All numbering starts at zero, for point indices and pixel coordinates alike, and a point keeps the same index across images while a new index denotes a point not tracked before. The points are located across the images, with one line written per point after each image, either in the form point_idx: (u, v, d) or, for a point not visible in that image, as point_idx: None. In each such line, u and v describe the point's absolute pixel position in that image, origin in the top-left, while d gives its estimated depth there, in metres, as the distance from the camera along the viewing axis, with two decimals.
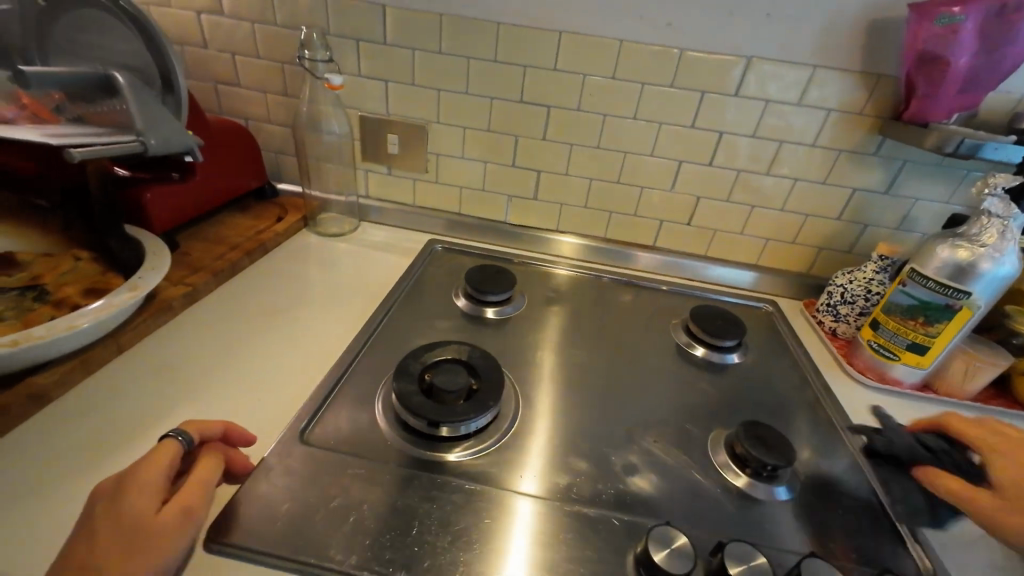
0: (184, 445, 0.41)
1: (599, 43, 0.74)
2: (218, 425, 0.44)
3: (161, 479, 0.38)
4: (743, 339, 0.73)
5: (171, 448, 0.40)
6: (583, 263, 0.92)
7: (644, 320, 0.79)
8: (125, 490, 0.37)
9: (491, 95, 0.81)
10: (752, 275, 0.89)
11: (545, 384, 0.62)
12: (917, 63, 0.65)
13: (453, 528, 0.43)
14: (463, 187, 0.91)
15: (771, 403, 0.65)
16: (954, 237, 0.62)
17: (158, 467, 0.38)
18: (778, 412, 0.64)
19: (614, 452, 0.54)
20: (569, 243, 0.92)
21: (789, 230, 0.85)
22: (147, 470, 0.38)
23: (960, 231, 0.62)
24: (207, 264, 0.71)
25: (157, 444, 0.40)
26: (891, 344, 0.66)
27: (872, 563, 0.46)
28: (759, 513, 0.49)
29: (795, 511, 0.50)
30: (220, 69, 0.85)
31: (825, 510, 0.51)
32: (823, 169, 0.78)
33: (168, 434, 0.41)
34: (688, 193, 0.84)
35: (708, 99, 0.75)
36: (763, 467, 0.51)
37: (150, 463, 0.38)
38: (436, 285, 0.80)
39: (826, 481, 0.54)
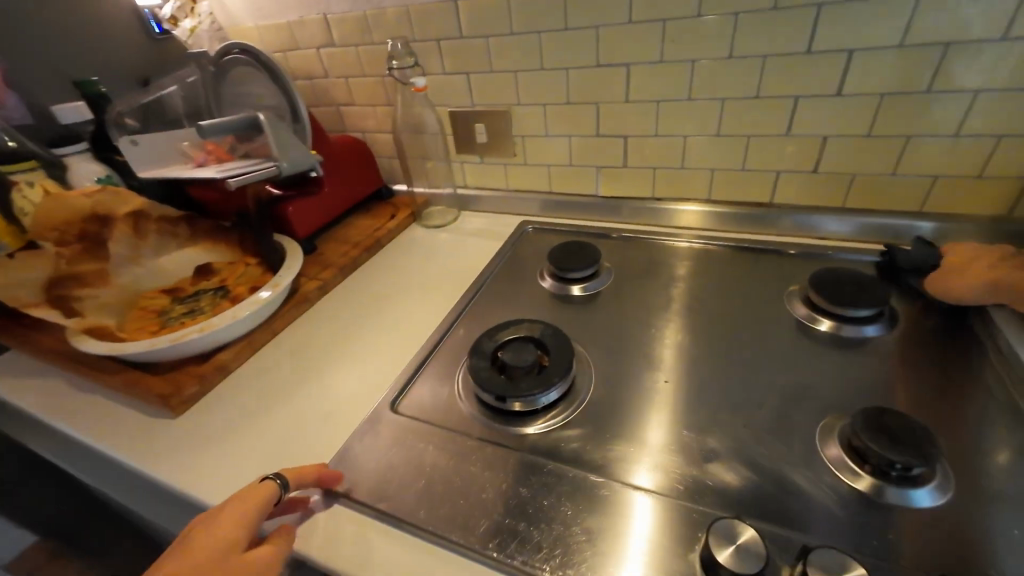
0: (284, 490, 0.44)
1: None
2: (314, 472, 0.47)
3: (256, 518, 0.42)
4: (888, 308, 0.59)
5: (272, 489, 0.44)
6: (710, 232, 0.83)
7: (753, 290, 0.69)
8: (222, 520, 0.41)
9: (566, 66, 0.78)
10: (926, 226, 0.70)
11: (623, 362, 0.60)
12: None
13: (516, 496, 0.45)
14: (550, 165, 0.90)
15: (926, 388, 0.51)
16: None
17: (258, 502, 0.42)
18: (936, 399, 0.50)
19: (694, 436, 0.49)
20: (693, 212, 0.83)
21: (970, 161, 0.64)
22: (250, 504, 0.42)
23: None
24: (335, 262, 0.85)
25: (260, 483, 0.44)
26: None
27: None
28: (879, 521, 0.40)
29: (937, 522, 0.40)
30: (339, 94, 0.99)
31: (997, 528, 0.39)
32: (1023, 69, 0.57)
33: (270, 476, 0.45)
34: (811, 134, 0.69)
35: (828, 12, 0.60)
36: (890, 466, 0.41)
37: (256, 495, 0.43)
38: (524, 266, 0.82)
39: (999, 495, 0.41)
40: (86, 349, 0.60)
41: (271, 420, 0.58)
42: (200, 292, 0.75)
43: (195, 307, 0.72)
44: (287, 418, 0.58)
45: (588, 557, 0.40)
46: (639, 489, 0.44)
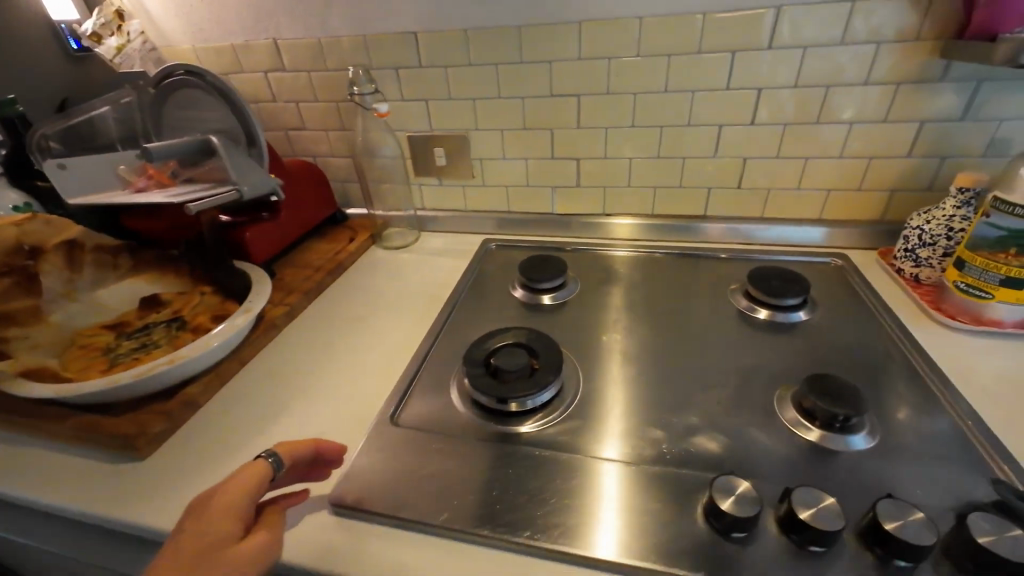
0: (276, 469, 0.44)
1: (620, 22, 0.75)
2: (308, 448, 0.48)
3: (249, 502, 0.41)
4: (808, 295, 0.71)
5: (264, 468, 0.43)
6: (642, 242, 0.93)
7: (700, 289, 0.79)
8: (211, 506, 0.40)
9: (522, 95, 0.85)
10: (823, 231, 0.85)
11: (602, 359, 0.66)
12: None
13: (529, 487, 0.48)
14: (508, 186, 0.96)
15: (845, 358, 0.63)
16: None
17: (250, 484, 0.41)
18: (856, 364, 0.62)
19: (677, 415, 0.56)
20: (625, 224, 0.93)
21: (852, 176, 0.79)
22: (242, 490, 0.41)
23: None
24: (299, 285, 0.82)
25: (250, 464, 0.43)
26: (982, 282, 0.61)
27: (964, 505, 0.44)
28: (832, 463, 0.49)
29: (873, 458, 0.49)
30: (289, 118, 0.97)
31: (915, 456, 0.49)
32: (883, 105, 0.73)
33: (260, 456, 0.44)
34: (733, 156, 0.82)
35: (740, 57, 0.73)
36: (834, 418, 0.50)
37: (246, 477, 0.42)
38: (494, 281, 0.85)
39: (911, 431, 0.52)
40: (30, 393, 0.54)
41: (259, 448, 0.56)
42: (150, 325, 0.69)
43: (148, 341, 0.66)
44: (277, 445, 0.56)
45: (609, 529, 0.44)
46: (606, 460, 0.50)
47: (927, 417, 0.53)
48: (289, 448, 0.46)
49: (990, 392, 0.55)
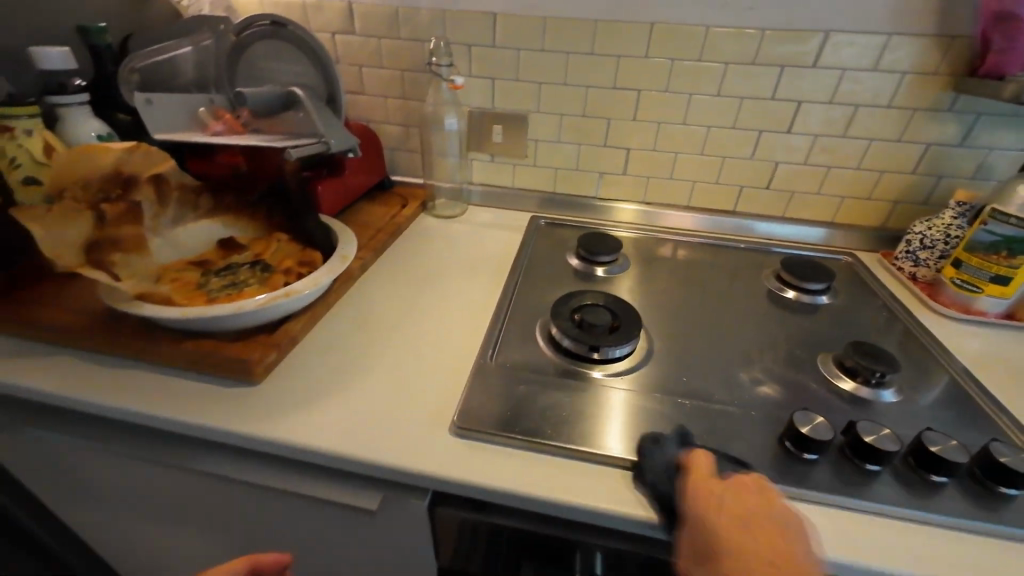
0: None
1: (684, 29, 0.84)
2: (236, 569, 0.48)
3: None
4: (831, 283, 0.82)
5: None
6: (640, 226, 1.02)
7: (735, 274, 0.89)
8: None
9: (587, 84, 0.91)
10: (824, 231, 0.97)
11: (662, 325, 0.74)
12: (993, 23, 0.72)
13: (624, 419, 0.55)
14: (558, 168, 1.02)
15: (865, 336, 0.74)
16: None
17: None
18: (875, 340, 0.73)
19: (737, 372, 0.65)
20: (628, 210, 1.03)
21: (866, 186, 0.92)
22: None
23: None
24: (365, 242, 0.85)
25: None
26: (975, 278, 0.74)
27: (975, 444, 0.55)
28: (869, 411, 0.59)
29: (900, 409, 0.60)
30: (349, 80, 0.99)
31: (933, 409, 0.60)
32: (899, 128, 0.85)
33: None
34: (767, 159, 0.93)
35: (788, 71, 0.84)
36: (872, 374, 0.60)
37: None
38: (548, 253, 0.92)
39: (927, 391, 0.63)
40: (154, 314, 0.55)
41: (367, 382, 0.60)
42: (234, 266, 0.70)
43: (236, 280, 0.67)
44: (384, 380, 0.60)
45: (705, 452, 0.52)
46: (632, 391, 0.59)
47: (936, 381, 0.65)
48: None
49: (981, 366, 0.68)
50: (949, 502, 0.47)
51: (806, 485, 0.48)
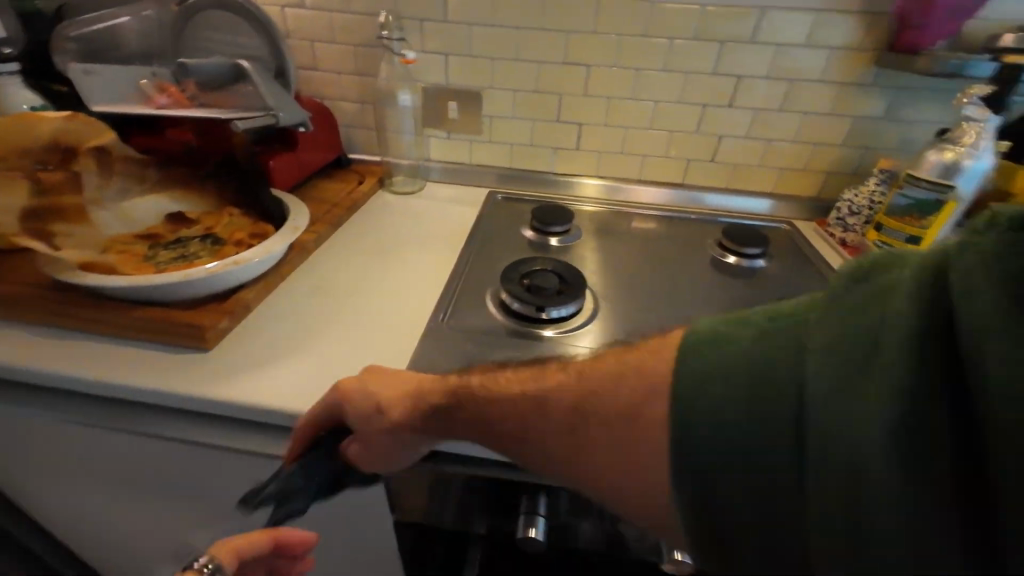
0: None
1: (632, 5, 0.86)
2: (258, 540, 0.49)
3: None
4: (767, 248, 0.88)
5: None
6: (605, 201, 1.05)
7: (682, 243, 0.93)
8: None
9: (538, 60, 0.93)
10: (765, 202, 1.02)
11: (609, 289, 0.78)
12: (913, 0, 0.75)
13: (579, 375, 0.59)
14: (514, 144, 1.04)
15: (796, 296, 0.79)
16: (940, 143, 0.74)
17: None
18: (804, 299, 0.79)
19: (675, 329, 0.69)
20: (591, 184, 1.06)
21: (802, 158, 0.96)
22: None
23: (947, 137, 0.74)
24: (320, 217, 0.86)
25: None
26: (892, 240, 0.80)
27: None
28: None
29: None
30: (301, 55, 0.98)
31: None
32: (832, 101, 0.90)
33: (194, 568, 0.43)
34: (712, 133, 0.96)
35: (727, 47, 0.88)
36: None
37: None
38: (504, 226, 0.94)
39: None
40: (98, 284, 0.55)
41: (318, 346, 0.61)
42: (183, 239, 0.70)
43: (186, 253, 0.67)
44: (336, 344, 0.61)
45: None
46: (575, 348, 0.63)
47: None
48: (238, 549, 0.47)
49: None
50: None
51: None
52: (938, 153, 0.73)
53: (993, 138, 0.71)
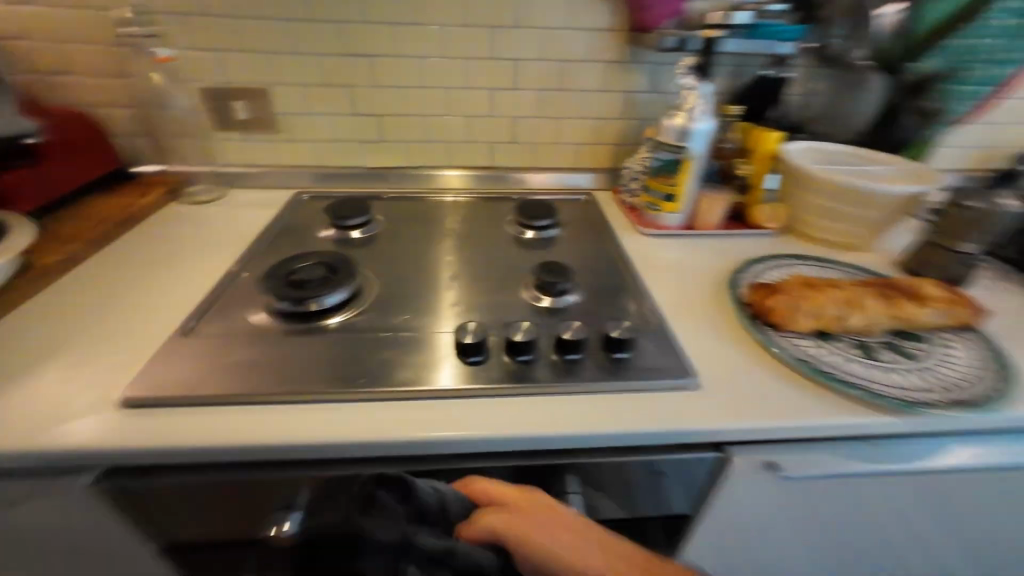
0: None
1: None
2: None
3: None
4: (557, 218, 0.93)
5: None
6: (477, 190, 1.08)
7: (487, 221, 0.96)
8: None
9: (319, 52, 0.92)
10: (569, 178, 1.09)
11: (397, 274, 0.78)
12: None
13: (404, 358, 0.60)
14: (316, 141, 1.01)
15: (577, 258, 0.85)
16: (674, 110, 0.83)
17: None
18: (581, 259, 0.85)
19: (451, 303, 0.71)
20: (456, 175, 1.07)
21: (592, 133, 1.05)
22: None
23: (678, 104, 0.82)
24: (76, 235, 0.78)
25: None
26: (655, 199, 0.89)
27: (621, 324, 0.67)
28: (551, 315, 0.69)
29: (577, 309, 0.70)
30: (44, 59, 0.88)
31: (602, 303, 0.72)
32: (603, 78, 0.98)
33: None
34: (506, 115, 1.02)
35: (498, 31, 0.92)
36: (553, 285, 0.70)
37: None
38: (305, 224, 0.91)
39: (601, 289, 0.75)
40: None
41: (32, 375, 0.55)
42: None
43: None
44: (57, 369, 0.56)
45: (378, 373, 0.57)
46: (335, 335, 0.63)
47: (609, 280, 0.78)
48: None
49: (654, 266, 0.82)
50: (583, 375, 0.58)
51: (472, 383, 0.56)
52: (670, 119, 0.81)
53: (711, 103, 0.80)
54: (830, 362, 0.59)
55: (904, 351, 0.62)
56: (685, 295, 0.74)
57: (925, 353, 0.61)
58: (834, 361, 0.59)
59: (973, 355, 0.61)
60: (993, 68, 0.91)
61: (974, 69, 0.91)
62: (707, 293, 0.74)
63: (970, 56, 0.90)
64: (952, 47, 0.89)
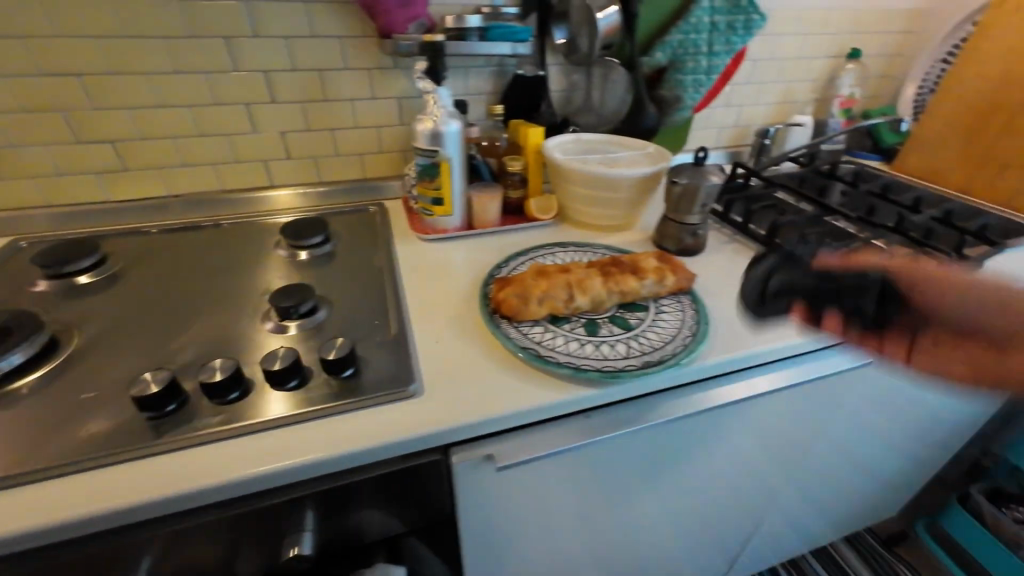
0: None
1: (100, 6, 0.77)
2: None
3: None
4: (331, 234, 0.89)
5: None
6: (307, 209, 1.02)
7: (256, 246, 0.90)
8: None
9: (6, 74, 0.78)
10: (358, 189, 1.06)
11: (117, 321, 0.69)
12: None
13: (80, 424, 0.53)
14: (36, 177, 0.87)
15: (343, 271, 0.82)
16: (421, 116, 0.82)
17: None
18: (348, 273, 0.82)
19: (173, 346, 0.65)
20: (284, 195, 1.01)
21: (372, 142, 1.02)
22: None
23: (424, 109, 0.83)
24: None
25: None
26: (426, 204, 0.88)
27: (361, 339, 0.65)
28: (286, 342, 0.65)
29: (316, 330, 0.67)
30: None
31: (348, 318, 0.69)
32: (367, 85, 0.96)
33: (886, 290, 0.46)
34: (270, 131, 0.95)
35: (234, 42, 0.85)
36: (293, 310, 0.65)
37: None
38: (15, 277, 0.78)
39: (354, 304, 0.72)
40: None
41: None
42: None
43: None
44: None
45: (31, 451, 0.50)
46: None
47: (371, 292, 0.75)
48: None
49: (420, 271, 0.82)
50: (303, 404, 0.55)
51: (166, 436, 0.51)
52: (421, 123, 0.81)
53: (452, 104, 0.82)
54: (552, 346, 0.61)
55: (624, 324, 0.67)
56: (439, 297, 0.74)
57: (640, 322, 0.67)
58: (556, 345, 0.62)
59: (681, 317, 0.68)
60: (719, 58, 1.01)
61: (699, 61, 1.01)
62: (462, 293, 0.75)
63: (693, 50, 1.00)
64: (671, 43, 0.99)
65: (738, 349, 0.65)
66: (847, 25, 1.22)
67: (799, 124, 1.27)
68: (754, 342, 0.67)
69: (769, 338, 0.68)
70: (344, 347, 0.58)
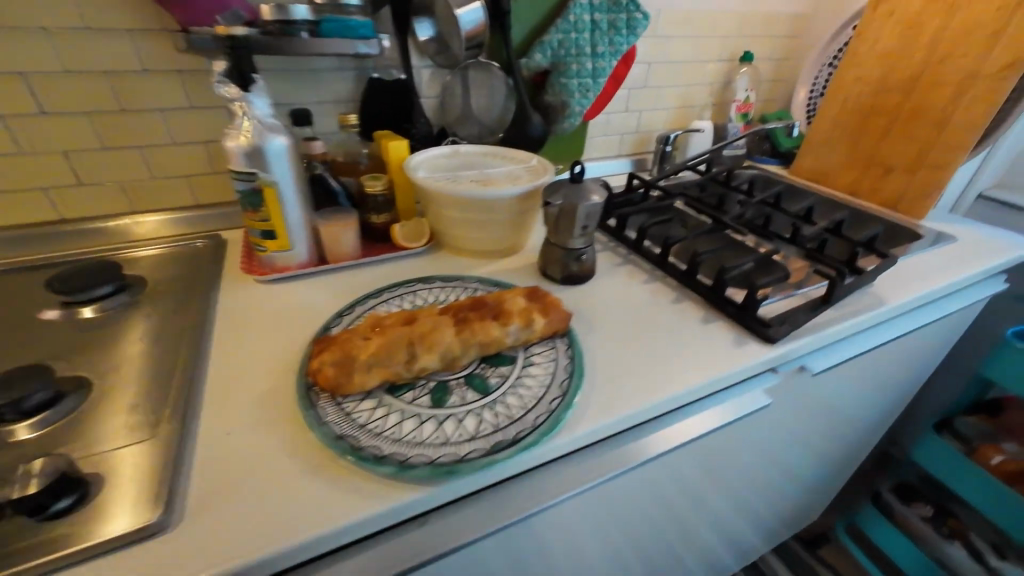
0: None
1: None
2: None
3: None
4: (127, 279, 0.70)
5: None
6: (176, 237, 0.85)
7: (28, 303, 0.69)
8: None
9: None
10: (191, 219, 0.86)
11: None
12: None
13: None
14: None
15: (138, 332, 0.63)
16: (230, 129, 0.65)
17: None
18: (143, 335, 0.63)
19: None
20: (149, 221, 0.83)
21: (201, 161, 0.84)
22: None
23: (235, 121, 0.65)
24: None
25: None
26: (253, 239, 0.71)
27: (118, 442, 0.47)
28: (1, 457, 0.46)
29: (56, 432, 0.48)
30: None
31: (109, 409, 0.51)
32: (181, 91, 0.77)
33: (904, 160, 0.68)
34: (48, 151, 0.73)
35: None
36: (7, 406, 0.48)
37: None
38: None
39: (130, 384, 0.54)
40: None
41: None
42: None
43: None
44: None
45: None
46: None
47: (163, 363, 0.57)
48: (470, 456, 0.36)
49: (243, 327, 0.65)
50: None
51: None
52: (228, 140, 0.63)
53: (273, 114, 0.65)
54: (380, 430, 0.47)
55: (482, 385, 0.54)
56: (255, 365, 0.57)
57: (503, 382, 0.54)
58: (386, 427, 0.47)
59: (552, 370, 0.56)
60: (605, 60, 0.92)
61: (584, 64, 0.91)
62: (289, 356, 0.59)
63: (576, 51, 0.90)
64: (551, 43, 0.89)
65: (618, 405, 0.54)
66: (736, 26, 1.19)
67: (700, 129, 1.22)
68: (638, 394, 0.56)
69: (655, 385, 0.58)
70: (52, 470, 0.40)
